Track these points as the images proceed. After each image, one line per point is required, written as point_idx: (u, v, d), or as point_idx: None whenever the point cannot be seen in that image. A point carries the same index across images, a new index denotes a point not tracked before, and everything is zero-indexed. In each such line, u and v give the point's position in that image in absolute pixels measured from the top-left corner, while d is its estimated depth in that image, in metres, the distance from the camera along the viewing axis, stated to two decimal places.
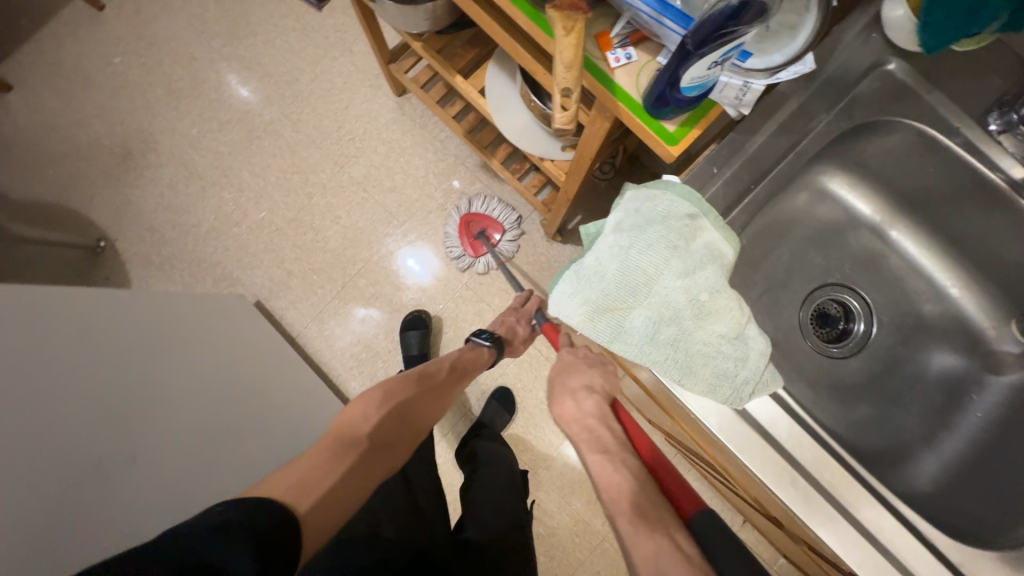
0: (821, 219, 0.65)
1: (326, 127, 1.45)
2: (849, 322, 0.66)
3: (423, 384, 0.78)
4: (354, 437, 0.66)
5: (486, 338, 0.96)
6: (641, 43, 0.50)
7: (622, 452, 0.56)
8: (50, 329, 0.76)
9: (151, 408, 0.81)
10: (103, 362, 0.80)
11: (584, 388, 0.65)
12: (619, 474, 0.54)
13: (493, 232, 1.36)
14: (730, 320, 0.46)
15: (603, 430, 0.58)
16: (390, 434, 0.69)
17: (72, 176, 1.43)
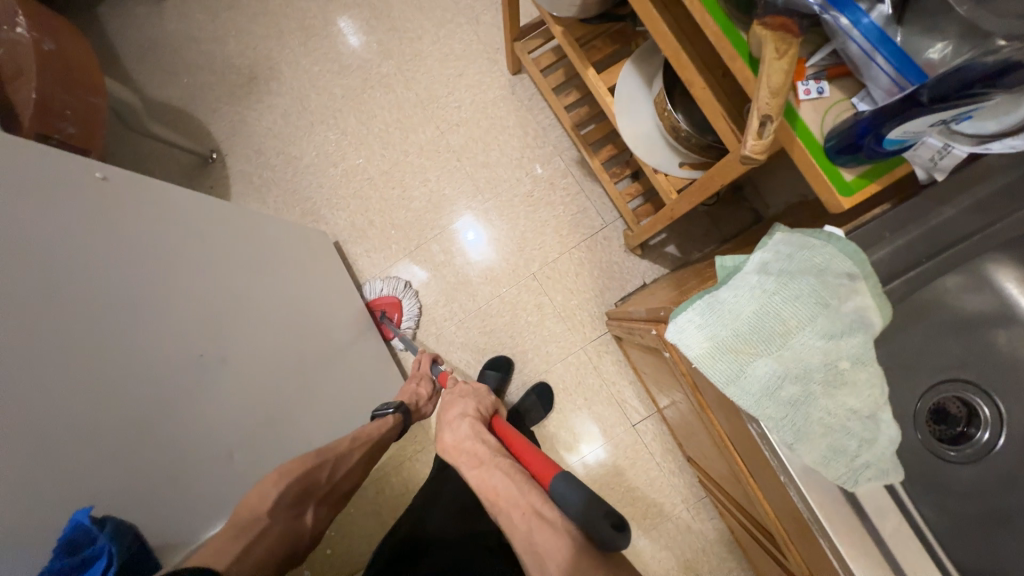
0: (970, 311, 0.59)
1: (436, 90, 1.47)
2: (970, 426, 0.59)
3: (323, 455, 0.81)
4: (254, 518, 0.68)
5: (389, 408, 0.97)
6: (839, 78, 0.46)
7: (494, 458, 0.65)
8: (166, 232, 0.81)
9: (235, 323, 0.86)
10: (205, 268, 0.85)
11: (452, 420, 0.78)
12: (498, 478, 0.61)
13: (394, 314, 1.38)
14: (868, 398, 0.42)
15: (476, 446, 0.70)
16: (291, 510, 0.73)
17: (201, 89, 1.54)
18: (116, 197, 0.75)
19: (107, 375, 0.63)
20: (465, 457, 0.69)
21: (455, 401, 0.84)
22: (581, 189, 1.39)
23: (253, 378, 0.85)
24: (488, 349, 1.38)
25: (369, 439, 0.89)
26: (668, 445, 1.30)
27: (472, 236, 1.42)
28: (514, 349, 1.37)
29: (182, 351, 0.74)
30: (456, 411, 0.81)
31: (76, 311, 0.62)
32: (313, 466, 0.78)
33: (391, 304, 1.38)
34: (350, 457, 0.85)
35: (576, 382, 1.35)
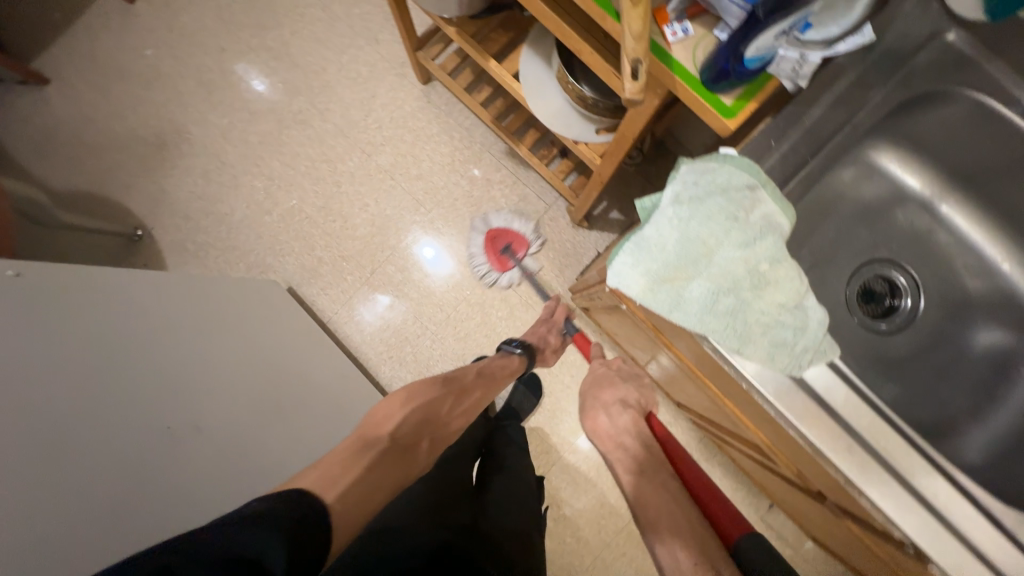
0: (868, 197, 0.64)
1: (354, 116, 1.47)
2: (894, 298, 0.65)
3: (449, 386, 0.84)
4: (378, 436, 0.69)
5: (517, 346, 1.04)
6: (699, 17, 0.50)
7: (657, 471, 0.69)
8: (101, 312, 0.79)
9: (201, 385, 0.84)
10: (156, 338, 0.83)
11: (611, 407, 0.83)
12: (652, 486, 0.66)
13: (518, 248, 1.38)
14: (790, 290, 0.47)
15: (633, 447, 0.74)
16: (410, 436, 0.73)
17: (110, 168, 1.47)
18: (37, 291, 0.73)
19: (74, 462, 0.62)
20: (621, 454, 0.75)
21: (612, 384, 0.89)
22: (518, 178, 1.43)
23: (234, 432, 0.84)
24: (468, 353, 1.39)
25: (491, 376, 0.95)
26: None
27: (429, 251, 1.43)
28: (492, 347, 1.39)
29: (150, 422, 0.73)
30: (616, 396, 0.85)
31: (23, 407, 0.61)
32: (439, 398, 0.81)
33: (519, 239, 1.38)
34: (468, 394, 0.88)
35: None
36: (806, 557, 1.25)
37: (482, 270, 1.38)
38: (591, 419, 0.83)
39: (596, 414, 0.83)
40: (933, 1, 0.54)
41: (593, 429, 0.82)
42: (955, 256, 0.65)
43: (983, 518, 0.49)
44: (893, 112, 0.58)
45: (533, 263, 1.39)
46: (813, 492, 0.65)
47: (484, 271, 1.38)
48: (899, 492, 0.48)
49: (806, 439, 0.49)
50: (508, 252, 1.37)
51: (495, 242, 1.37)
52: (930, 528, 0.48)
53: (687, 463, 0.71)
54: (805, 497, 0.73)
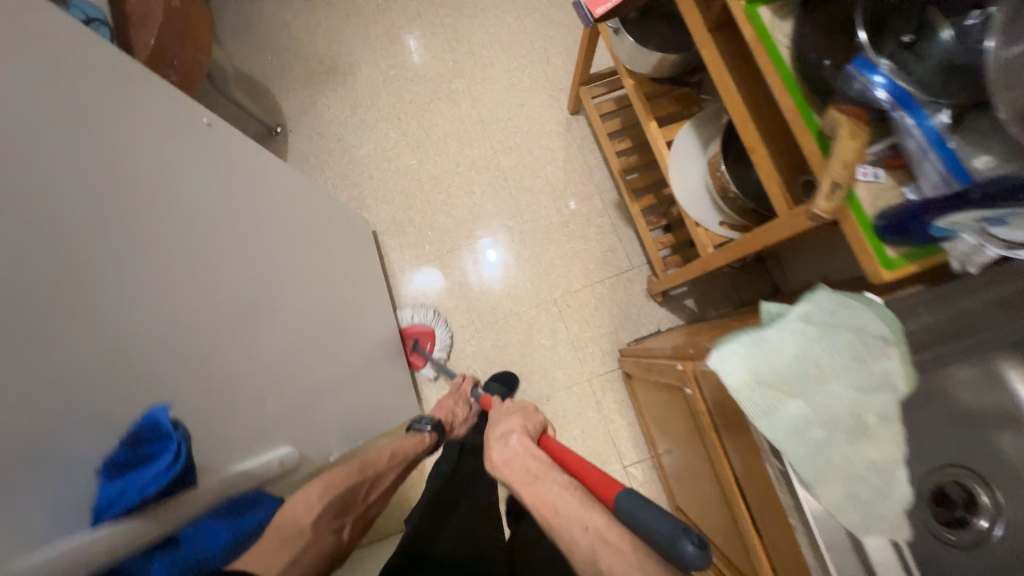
0: (979, 409, 0.62)
1: (498, 115, 1.57)
2: (971, 515, 0.59)
3: (364, 472, 0.80)
4: (297, 531, 0.64)
5: (427, 424, 0.97)
6: (894, 169, 0.52)
7: (551, 472, 0.62)
8: (245, 188, 0.80)
9: (285, 300, 0.81)
10: (269, 236, 0.82)
11: (502, 436, 0.75)
12: (554, 491, 0.58)
13: (426, 343, 1.41)
14: (887, 452, 0.45)
15: (524, 458, 0.66)
16: (333, 526, 0.70)
17: (284, 70, 1.65)
18: (213, 143, 0.76)
19: (164, 297, 0.57)
20: (516, 472, 0.65)
21: (505, 417, 0.82)
22: (614, 230, 1.46)
23: (292, 360, 0.78)
24: (497, 363, 1.41)
25: (405, 456, 0.89)
26: (655, 494, 1.31)
27: (491, 256, 1.49)
28: (521, 368, 1.40)
29: (242, 303, 0.70)
30: (509, 426, 0.78)
31: (163, 226, 0.59)
32: (354, 480, 0.77)
33: (425, 332, 1.41)
34: (386, 475, 0.85)
35: (575, 411, 1.37)
36: None
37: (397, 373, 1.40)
38: (487, 458, 0.71)
39: (491, 448, 0.72)
40: None
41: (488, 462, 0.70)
42: None
43: None
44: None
45: (444, 355, 1.40)
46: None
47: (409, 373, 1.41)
48: None
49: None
50: (416, 348, 1.40)
51: (405, 340, 1.41)
52: None
53: (589, 468, 0.62)
54: None
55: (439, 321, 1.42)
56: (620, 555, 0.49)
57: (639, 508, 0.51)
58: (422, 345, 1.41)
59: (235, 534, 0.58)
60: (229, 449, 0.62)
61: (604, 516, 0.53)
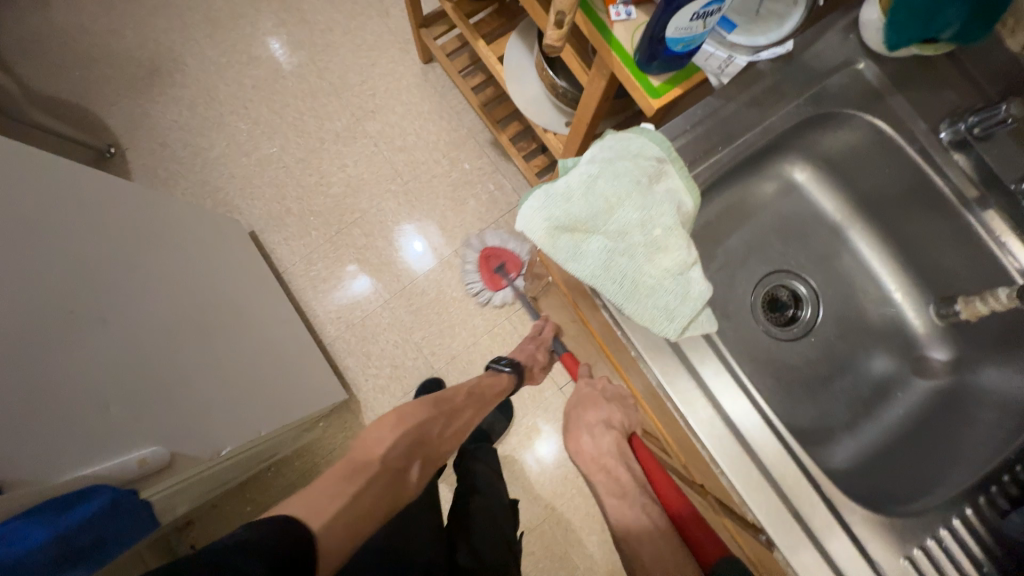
0: (788, 214, 0.66)
1: (351, 80, 1.50)
2: (796, 308, 0.67)
3: (440, 407, 0.77)
4: (368, 461, 0.64)
5: (506, 366, 0.94)
6: (643, 4, 0.54)
7: (640, 492, 0.56)
8: (45, 198, 0.67)
9: (119, 308, 0.71)
10: (88, 245, 0.71)
11: (594, 422, 0.66)
12: (642, 526, 0.53)
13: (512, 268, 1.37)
14: (678, 257, 0.49)
15: (617, 470, 0.59)
16: (402, 461, 0.67)
17: (98, 83, 1.47)
18: None
19: None
20: (606, 481, 0.60)
21: (595, 399, 0.69)
22: (497, 168, 1.46)
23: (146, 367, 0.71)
24: (416, 327, 1.40)
25: (483, 395, 0.87)
26: None
27: (418, 246, 1.43)
28: (442, 324, 1.40)
29: (52, 334, 0.61)
30: (599, 410, 0.68)
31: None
32: (430, 418, 0.74)
33: (515, 261, 1.37)
34: (462, 412, 0.82)
35: (503, 351, 1.39)
36: None
37: (475, 288, 1.37)
38: (574, 441, 0.66)
39: (578, 434, 0.66)
40: (851, 34, 0.56)
41: (576, 451, 0.65)
42: (861, 287, 0.67)
43: (824, 504, 0.50)
44: (799, 124, 0.57)
45: None
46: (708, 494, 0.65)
47: (479, 289, 1.37)
48: (754, 474, 0.50)
49: (683, 417, 0.51)
50: (500, 270, 1.36)
51: (490, 259, 1.37)
52: (769, 505, 0.49)
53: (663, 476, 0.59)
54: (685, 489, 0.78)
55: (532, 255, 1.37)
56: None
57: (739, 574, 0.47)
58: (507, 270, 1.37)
59: (55, 534, 0.52)
60: (77, 456, 0.58)
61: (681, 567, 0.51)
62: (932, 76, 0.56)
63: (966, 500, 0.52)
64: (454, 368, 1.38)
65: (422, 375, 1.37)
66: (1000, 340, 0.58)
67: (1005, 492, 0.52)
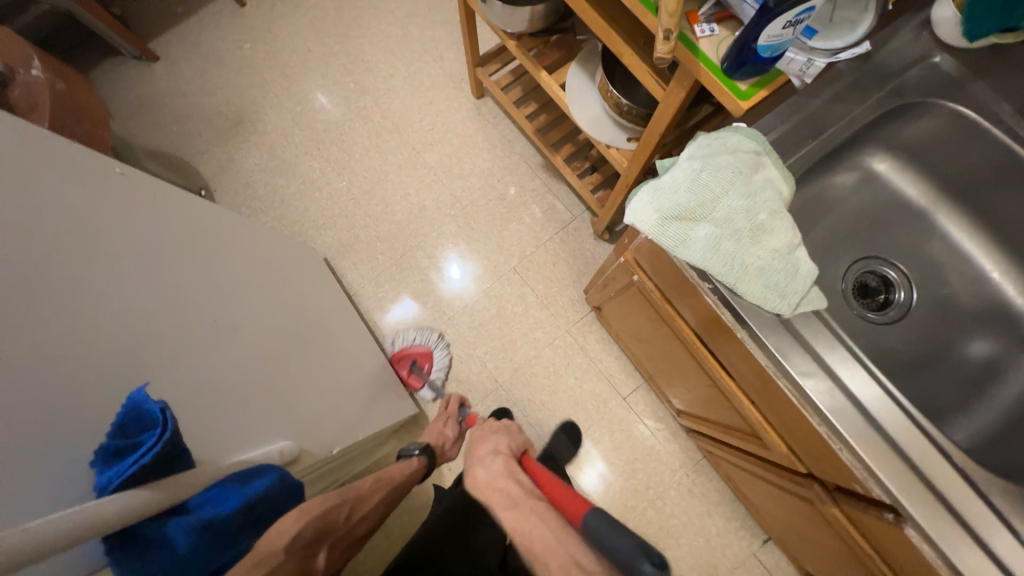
0: (870, 204, 0.69)
1: (410, 118, 1.64)
2: (889, 293, 0.69)
3: (344, 492, 0.72)
4: (273, 550, 0.57)
5: (414, 449, 0.93)
6: (725, 21, 0.61)
7: (530, 499, 0.54)
8: (183, 229, 0.78)
9: (241, 322, 0.82)
10: (219, 269, 0.82)
11: (485, 456, 0.67)
12: (531, 521, 0.51)
13: (424, 364, 1.42)
14: (784, 239, 0.53)
15: (509, 484, 0.59)
16: (308, 551, 0.62)
17: (192, 135, 1.66)
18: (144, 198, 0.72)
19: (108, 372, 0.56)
20: (502, 499, 0.57)
21: (484, 438, 0.77)
22: (548, 189, 1.55)
23: (261, 373, 0.81)
24: (479, 342, 1.45)
25: (390, 478, 0.83)
26: (659, 413, 1.38)
27: (453, 272, 1.51)
28: (503, 339, 1.45)
29: (205, 341, 0.72)
30: (489, 446, 0.71)
31: (120, 297, 0.61)
32: (334, 502, 0.69)
33: (423, 353, 1.42)
34: (369, 495, 0.76)
35: (565, 363, 1.42)
36: None
37: None
38: (468, 472, 0.64)
39: (474, 468, 0.66)
40: (924, 31, 0.61)
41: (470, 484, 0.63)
42: (952, 268, 0.68)
43: (956, 473, 0.50)
44: (881, 117, 0.61)
45: (441, 376, 1.40)
46: (818, 482, 0.68)
47: None
48: (877, 442, 0.52)
49: (800, 395, 0.54)
50: (414, 369, 1.40)
51: (403, 364, 1.41)
52: (896, 471, 0.51)
53: (557, 485, 0.58)
54: (785, 480, 0.78)
55: (438, 343, 1.42)
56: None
57: (606, 532, 0.45)
58: (420, 366, 1.41)
59: (246, 499, 0.61)
60: (225, 447, 0.69)
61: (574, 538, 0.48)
62: (1010, 62, 0.60)
63: None
64: (519, 381, 1.41)
65: (487, 389, 1.41)
66: None
67: None
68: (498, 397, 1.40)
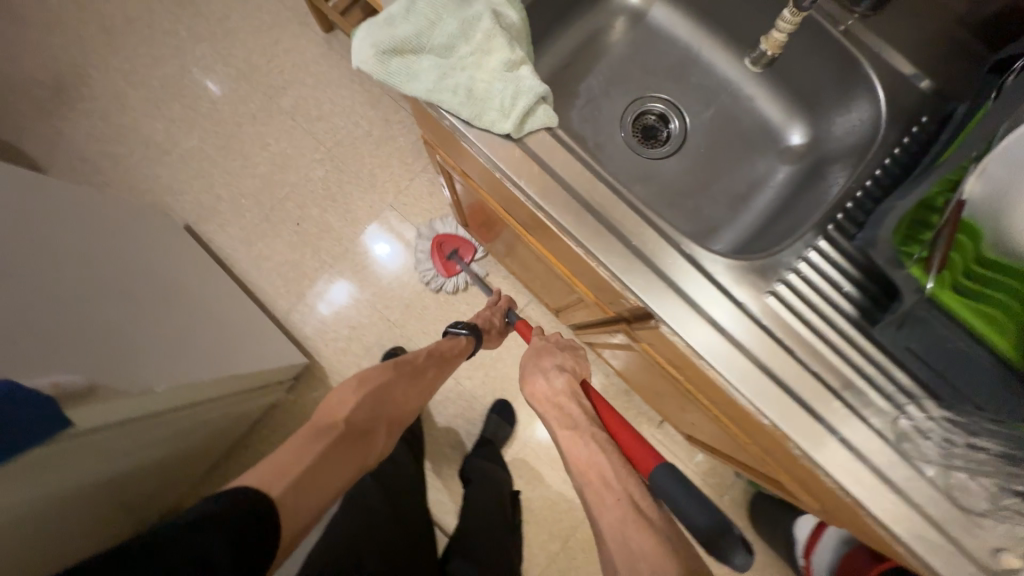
0: (638, 41, 0.71)
1: (257, 61, 1.51)
2: (664, 128, 0.70)
3: (401, 368, 0.82)
4: (329, 424, 0.72)
5: (462, 329, 0.94)
6: None
7: (590, 425, 0.64)
8: None
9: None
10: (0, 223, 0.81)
11: (549, 369, 0.75)
12: (587, 451, 0.61)
13: (465, 253, 1.38)
14: (505, 57, 0.52)
15: (569, 405, 0.69)
16: (365, 423, 0.75)
17: (7, 112, 1.47)
18: None
19: None
20: (556, 415, 0.69)
21: (552, 350, 0.80)
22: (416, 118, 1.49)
23: (64, 313, 0.79)
24: (367, 284, 1.41)
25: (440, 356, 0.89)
26: (552, 324, 1.41)
27: (383, 248, 1.43)
28: (390, 277, 1.42)
29: None
30: (555, 359, 0.76)
31: None
32: (390, 379, 0.80)
33: (467, 245, 1.38)
34: (426, 370, 0.86)
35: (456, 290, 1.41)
36: (697, 473, 1.35)
37: (427, 275, 1.38)
38: (530, 384, 0.75)
39: (534, 378, 0.75)
40: None
41: (530, 393, 0.74)
42: (719, 93, 0.70)
43: (684, 259, 0.53)
44: None
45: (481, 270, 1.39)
46: (623, 322, 0.71)
47: (431, 276, 1.37)
48: (614, 245, 0.53)
49: (553, 219, 0.54)
50: (454, 255, 1.36)
51: (444, 246, 1.37)
52: (636, 269, 0.53)
53: (624, 428, 0.64)
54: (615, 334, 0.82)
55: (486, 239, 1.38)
56: (646, 522, 0.53)
57: (674, 489, 0.54)
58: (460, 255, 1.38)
59: None
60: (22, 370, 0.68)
61: (632, 480, 0.57)
62: None
63: (818, 232, 0.54)
64: (412, 315, 1.40)
65: (381, 329, 1.39)
66: (840, 90, 0.60)
67: (853, 218, 0.53)
68: (392, 336, 1.39)
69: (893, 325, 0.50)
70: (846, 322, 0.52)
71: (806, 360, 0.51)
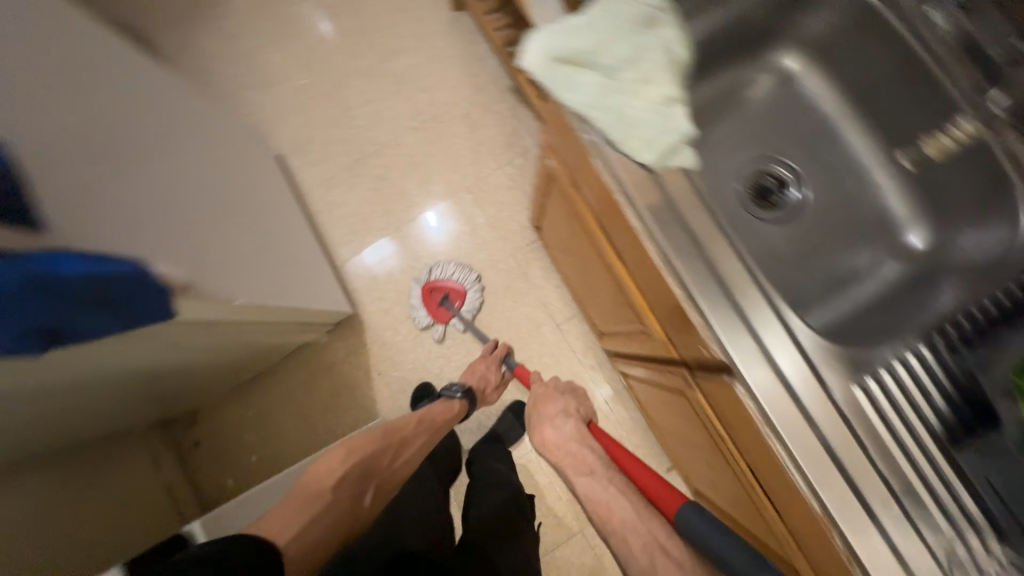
0: (779, 102, 0.72)
1: (382, 22, 1.58)
2: (780, 192, 0.71)
3: (389, 438, 0.89)
4: (319, 491, 0.78)
5: (456, 392, 1.03)
6: None
7: (606, 470, 0.67)
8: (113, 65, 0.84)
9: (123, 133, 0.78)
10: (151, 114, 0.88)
11: (556, 417, 0.80)
12: (608, 494, 0.63)
13: (456, 299, 1.40)
14: (663, 92, 0.55)
15: (580, 452, 0.72)
16: (353, 489, 0.82)
17: (150, 10, 1.58)
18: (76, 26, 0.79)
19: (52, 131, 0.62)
20: (569, 460, 0.72)
21: (553, 396, 0.87)
22: (514, 113, 1.52)
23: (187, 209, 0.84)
24: (425, 257, 1.46)
25: (432, 424, 0.97)
26: (589, 344, 1.42)
27: (431, 221, 1.48)
28: (447, 256, 1.45)
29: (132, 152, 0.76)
30: (558, 407, 0.83)
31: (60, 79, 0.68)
32: (378, 450, 0.86)
33: (457, 290, 1.39)
34: (414, 439, 0.93)
35: (506, 285, 1.44)
36: None
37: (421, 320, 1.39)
38: (539, 433, 0.79)
39: (542, 428, 0.79)
40: None
41: (540, 442, 0.78)
42: (847, 174, 0.70)
43: (781, 328, 0.54)
44: None
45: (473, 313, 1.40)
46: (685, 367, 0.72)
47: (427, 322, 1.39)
48: (717, 295, 0.54)
49: (661, 255, 0.55)
50: (446, 301, 1.38)
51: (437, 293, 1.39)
52: (730, 323, 0.54)
53: (636, 462, 0.66)
54: (667, 376, 0.82)
55: (473, 283, 1.40)
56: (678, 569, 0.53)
57: (702, 525, 0.54)
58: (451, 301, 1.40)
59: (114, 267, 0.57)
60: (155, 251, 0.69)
61: (656, 522, 0.58)
62: None
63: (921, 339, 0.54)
64: (458, 297, 1.43)
65: None
66: (979, 205, 0.60)
67: (961, 334, 0.53)
68: None
69: (975, 453, 0.51)
70: (927, 434, 0.52)
71: (876, 459, 0.51)
